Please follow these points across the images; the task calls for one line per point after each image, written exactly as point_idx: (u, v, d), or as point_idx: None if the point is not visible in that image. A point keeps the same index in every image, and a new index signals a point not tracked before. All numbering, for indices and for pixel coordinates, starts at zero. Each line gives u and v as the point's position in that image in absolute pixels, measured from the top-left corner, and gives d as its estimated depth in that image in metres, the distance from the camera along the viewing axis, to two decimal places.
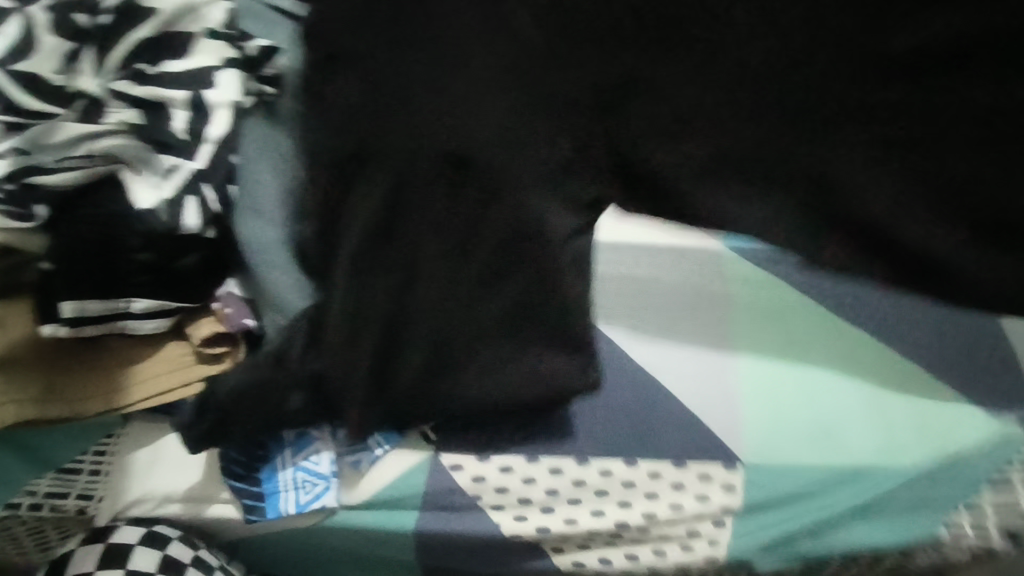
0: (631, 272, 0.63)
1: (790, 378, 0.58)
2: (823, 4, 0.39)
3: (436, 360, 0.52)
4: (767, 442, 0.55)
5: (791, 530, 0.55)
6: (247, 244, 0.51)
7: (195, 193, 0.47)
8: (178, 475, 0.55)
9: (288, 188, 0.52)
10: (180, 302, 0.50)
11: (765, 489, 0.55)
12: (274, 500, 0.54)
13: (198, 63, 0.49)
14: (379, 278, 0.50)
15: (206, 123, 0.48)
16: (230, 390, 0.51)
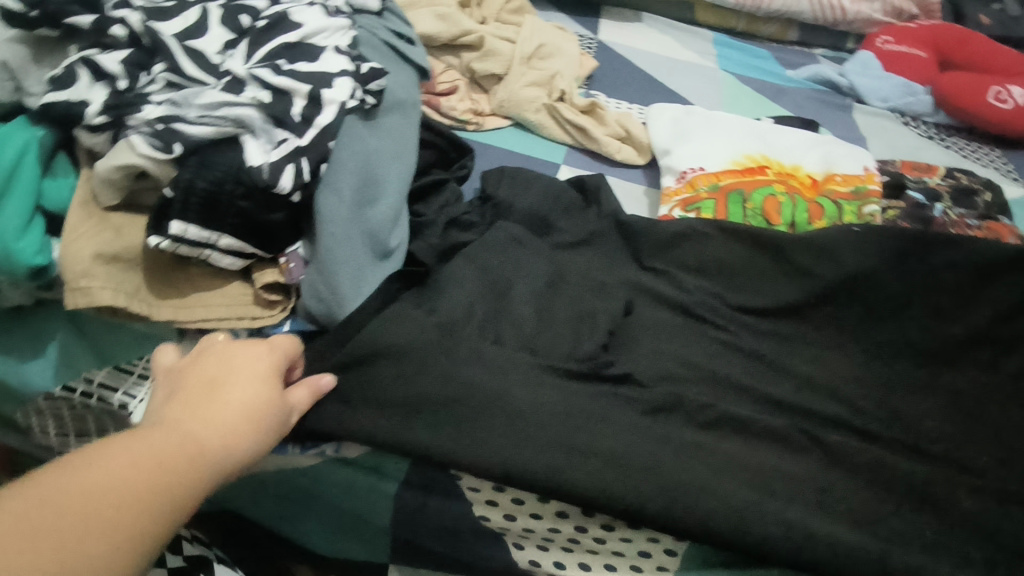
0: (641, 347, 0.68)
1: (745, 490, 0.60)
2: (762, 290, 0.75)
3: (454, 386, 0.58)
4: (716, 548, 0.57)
5: None
6: (324, 212, 0.61)
7: (296, 162, 0.58)
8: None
9: (365, 179, 0.65)
10: (257, 249, 0.61)
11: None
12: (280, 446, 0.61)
13: (320, 68, 0.63)
14: (438, 293, 0.65)
15: (317, 113, 0.61)
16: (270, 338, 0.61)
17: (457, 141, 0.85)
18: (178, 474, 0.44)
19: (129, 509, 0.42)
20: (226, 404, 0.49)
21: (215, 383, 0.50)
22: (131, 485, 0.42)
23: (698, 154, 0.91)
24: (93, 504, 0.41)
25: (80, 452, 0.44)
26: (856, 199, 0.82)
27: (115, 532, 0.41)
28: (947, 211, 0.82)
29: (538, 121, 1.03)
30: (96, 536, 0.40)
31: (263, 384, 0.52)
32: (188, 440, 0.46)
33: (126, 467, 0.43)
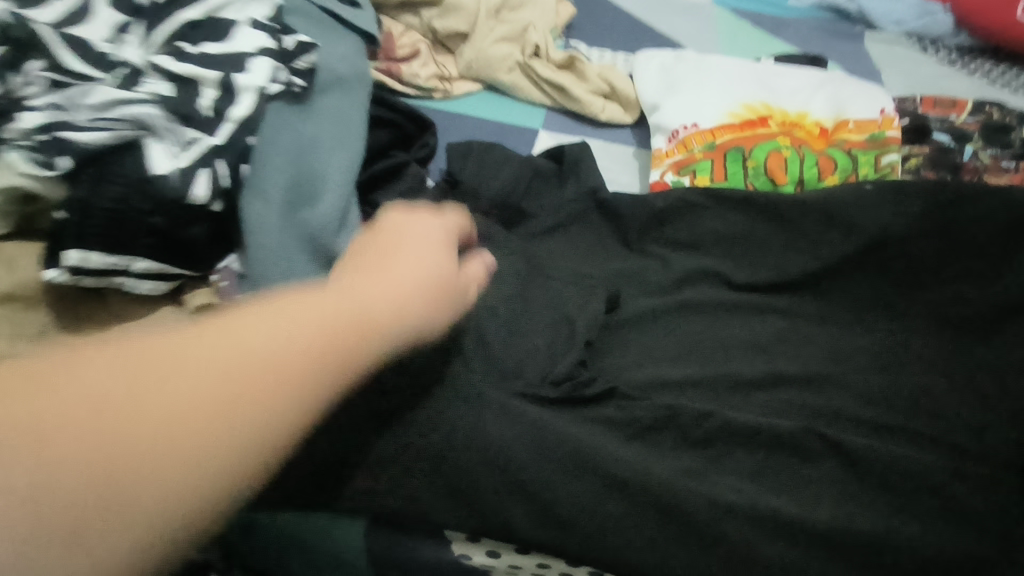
0: (626, 352, 0.63)
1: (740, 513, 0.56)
2: (755, 269, 0.69)
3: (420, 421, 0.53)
4: None
5: None
6: (250, 221, 0.53)
7: (209, 166, 0.50)
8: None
9: (297, 177, 0.56)
10: (182, 270, 0.52)
11: None
12: None
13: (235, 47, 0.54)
14: None
15: (230, 104, 0.51)
16: None
17: (416, 114, 0.75)
18: (272, 420, 0.37)
19: (232, 459, 0.35)
20: (403, 263, 0.45)
21: (387, 300, 0.43)
22: (232, 425, 0.36)
23: (691, 108, 0.81)
24: (198, 432, 0.35)
25: (239, 355, 0.38)
26: (872, 148, 0.72)
27: (174, 468, 0.34)
28: (978, 154, 0.71)
29: (512, 82, 0.92)
30: (192, 474, 0.34)
31: (436, 249, 0.47)
32: (354, 317, 0.41)
33: (245, 402, 0.36)
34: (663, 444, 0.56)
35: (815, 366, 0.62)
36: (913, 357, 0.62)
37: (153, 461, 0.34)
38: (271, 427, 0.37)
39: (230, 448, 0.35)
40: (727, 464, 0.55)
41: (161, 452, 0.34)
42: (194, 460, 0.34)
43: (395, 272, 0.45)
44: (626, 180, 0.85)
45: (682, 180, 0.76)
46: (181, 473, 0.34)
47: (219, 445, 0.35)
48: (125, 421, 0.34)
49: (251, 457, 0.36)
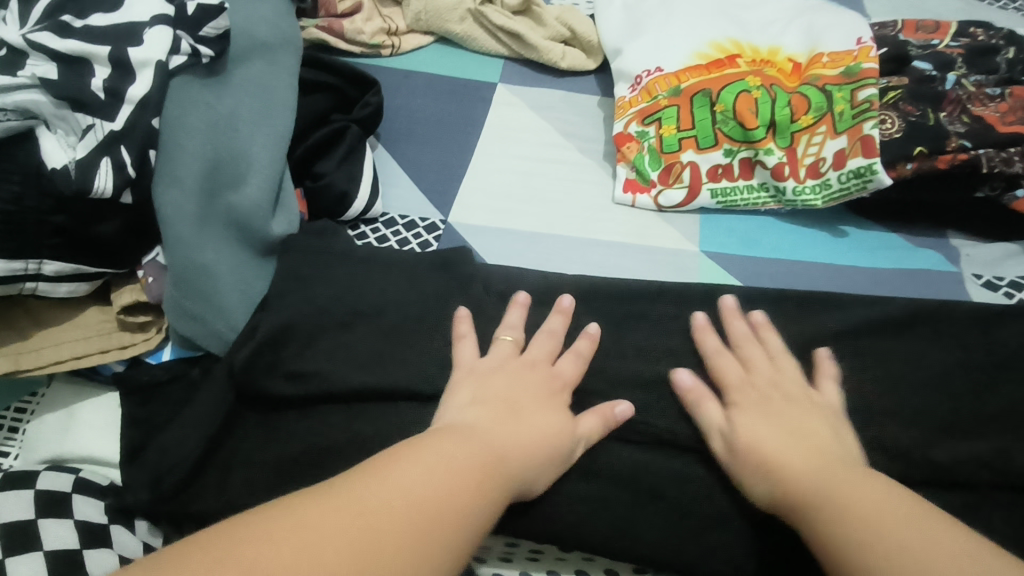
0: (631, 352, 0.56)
1: None
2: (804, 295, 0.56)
3: (366, 416, 0.48)
4: None
5: None
6: (166, 212, 0.50)
7: (113, 155, 0.45)
8: (107, 441, 0.52)
9: (216, 160, 0.51)
10: (102, 268, 0.49)
11: None
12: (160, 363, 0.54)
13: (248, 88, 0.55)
14: (336, 297, 0.52)
15: (127, 83, 0.47)
16: (145, 386, 0.52)
17: (360, 73, 0.68)
18: (468, 460, 0.38)
19: (463, 445, 0.39)
20: (533, 422, 0.44)
21: (518, 404, 0.44)
22: (465, 460, 0.38)
23: (654, 50, 0.75)
24: (430, 488, 0.35)
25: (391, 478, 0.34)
26: (849, 83, 0.66)
27: (382, 536, 0.31)
28: (961, 82, 0.66)
29: (463, 33, 0.86)
30: (457, 517, 0.34)
31: (549, 402, 0.46)
32: (481, 457, 0.38)
33: (480, 437, 0.40)
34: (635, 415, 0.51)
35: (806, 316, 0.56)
36: (913, 303, 0.55)
37: (385, 513, 0.32)
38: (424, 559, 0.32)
39: (434, 461, 0.37)
40: None
41: (355, 522, 0.31)
42: (435, 509, 0.34)
43: (524, 411, 0.44)
44: (591, 129, 0.79)
45: (648, 131, 0.71)
46: (420, 514, 0.33)
47: (458, 457, 0.38)
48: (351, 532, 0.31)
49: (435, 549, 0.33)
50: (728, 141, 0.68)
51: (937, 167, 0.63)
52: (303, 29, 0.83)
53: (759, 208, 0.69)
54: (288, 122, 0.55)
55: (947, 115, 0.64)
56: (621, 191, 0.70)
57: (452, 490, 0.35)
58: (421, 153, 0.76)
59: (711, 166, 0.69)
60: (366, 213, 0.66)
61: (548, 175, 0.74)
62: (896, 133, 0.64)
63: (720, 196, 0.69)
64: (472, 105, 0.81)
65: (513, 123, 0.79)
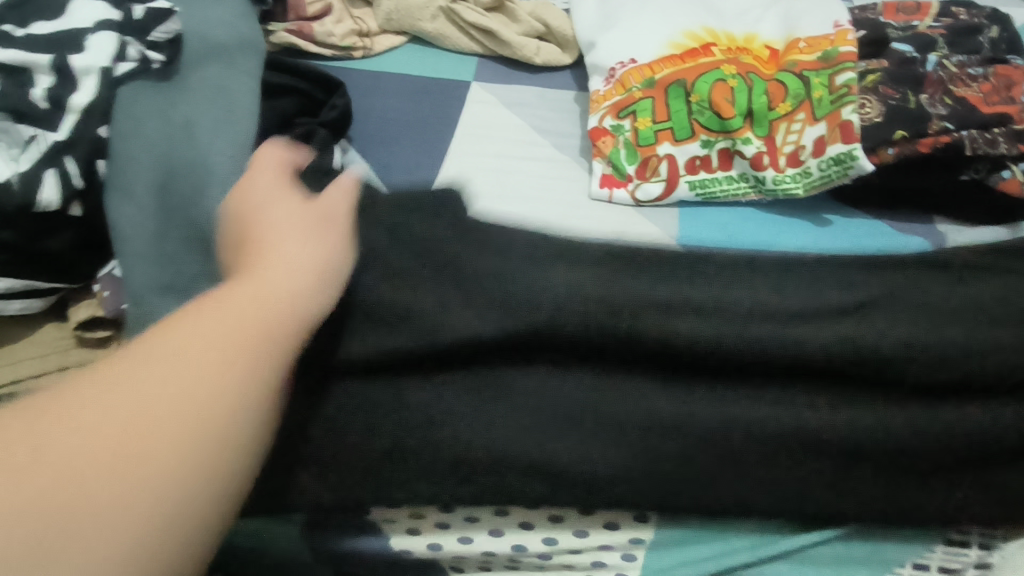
0: None
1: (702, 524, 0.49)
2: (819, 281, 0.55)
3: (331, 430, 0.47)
4: (672, 560, 0.49)
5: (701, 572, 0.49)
6: (120, 226, 0.48)
7: (57, 166, 0.44)
8: None
9: (172, 172, 0.49)
10: (55, 283, 0.48)
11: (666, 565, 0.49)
12: None
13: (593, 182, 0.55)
14: None
15: (71, 91, 0.46)
16: None
17: (327, 77, 0.67)
18: (262, 314, 0.37)
19: (251, 282, 0.39)
20: (285, 243, 0.41)
21: (257, 237, 0.42)
22: (206, 301, 0.38)
23: (628, 42, 0.73)
24: (162, 331, 0.36)
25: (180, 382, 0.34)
26: (826, 67, 0.65)
27: (161, 397, 0.33)
28: (943, 62, 0.65)
29: (437, 32, 0.85)
30: (235, 352, 0.36)
31: (273, 216, 0.43)
32: (276, 317, 0.38)
33: (243, 276, 0.39)
34: None
35: None
36: None
37: (156, 376, 0.34)
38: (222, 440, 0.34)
39: (234, 315, 0.37)
40: None
41: (129, 389, 0.33)
42: (220, 355, 0.35)
43: (271, 244, 0.41)
44: (568, 125, 0.78)
45: (623, 124, 0.69)
46: (199, 383, 0.34)
47: (230, 290, 0.38)
48: (134, 443, 0.32)
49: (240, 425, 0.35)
50: (706, 132, 0.67)
51: (920, 150, 0.61)
52: (272, 32, 0.82)
53: (739, 198, 0.67)
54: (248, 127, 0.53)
55: (928, 97, 0.62)
56: (597, 187, 0.69)
57: (209, 343, 0.35)
58: (393, 155, 0.74)
59: (688, 158, 0.67)
60: None
61: (524, 172, 0.72)
62: (875, 117, 0.62)
63: (698, 188, 0.67)
64: (447, 105, 0.79)
65: (488, 121, 0.77)
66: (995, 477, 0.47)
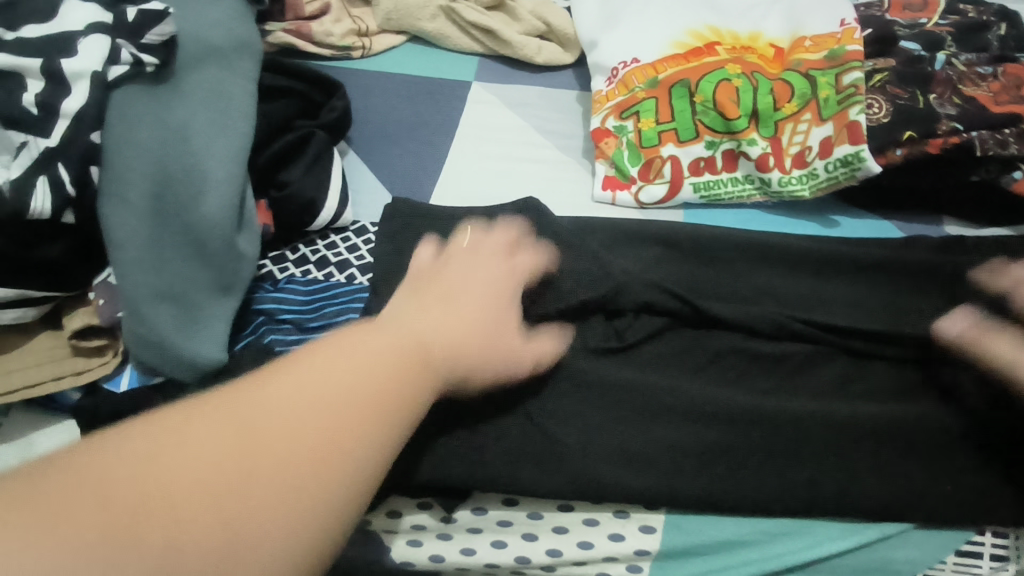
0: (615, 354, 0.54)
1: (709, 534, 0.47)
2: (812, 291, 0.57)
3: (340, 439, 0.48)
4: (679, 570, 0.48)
5: None
6: (113, 233, 0.47)
7: (49, 173, 0.43)
8: None
9: (167, 177, 0.48)
10: (47, 292, 0.46)
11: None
12: (117, 379, 0.50)
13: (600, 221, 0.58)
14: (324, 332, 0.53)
15: (62, 96, 0.45)
16: (102, 416, 0.49)
17: (324, 78, 0.66)
18: (415, 339, 0.38)
19: (380, 370, 0.35)
20: (469, 300, 0.44)
21: (452, 292, 0.44)
22: (337, 389, 0.33)
23: (630, 42, 0.72)
24: (279, 414, 0.31)
25: (337, 388, 0.33)
26: (832, 67, 0.63)
27: (274, 497, 0.29)
28: (951, 61, 0.63)
29: (436, 32, 0.83)
30: (354, 450, 0.32)
31: (474, 275, 0.47)
32: (427, 340, 0.39)
33: (438, 308, 0.42)
34: (616, 424, 0.49)
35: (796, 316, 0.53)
36: None
37: (273, 473, 0.30)
38: (372, 442, 0.33)
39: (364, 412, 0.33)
40: (690, 442, 0.48)
41: (241, 483, 0.29)
42: (337, 456, 0.31)
43: (460, 294, 0.44)
44: (570, 125, 0.77)
45: (626, 125, 0.68)
46: (315, 486, 0.30)
47: (357, 376, 0.34)
48: (301, 444, 0.31)
49: (387, 431, 0.34)
50: (710, 132, 0.66)
51: (928, 151, 0.60)
52: (270, 33, 0.81)
53: (743, 200, 0.66)
54: (245, 130, 0.52)
55: (937, 96, 0.61)
56: (600, 189, 0.68)
57: (329, 439, 0.31)
58: (393, 156, 0.73)
59: (692, 160, 0.66)
60: (335, 221, 0.63)
61: (525, 174, 0.71)
62: (882, 117, 0.61)
63: (703, 189, 0.66)
64: (447, 106, 0.78)
65: (489, 122, 0.76)
66: (1004, 483, 0.46)
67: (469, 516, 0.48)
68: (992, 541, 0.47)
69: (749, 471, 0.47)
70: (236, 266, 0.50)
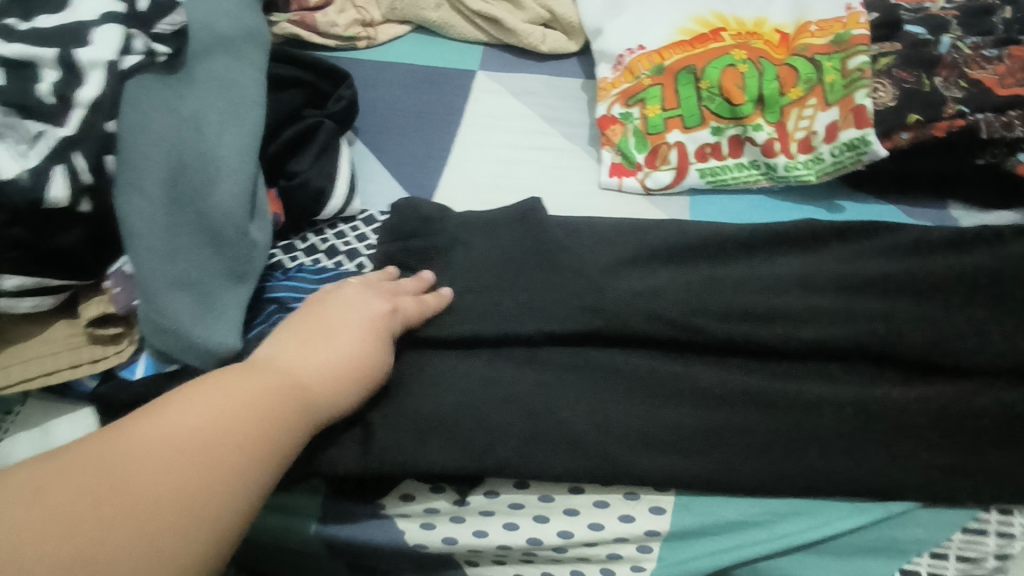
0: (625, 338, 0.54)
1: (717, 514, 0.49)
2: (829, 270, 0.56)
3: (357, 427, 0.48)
4: (688, 551, 0.49)
5: (718, 564, 0.48)
6: (129, 223, 0.47)
7: (67, 163, 0.44)
8: None
9: (181, 166, 0.49)
10: (64, 281, 0.47)
11: (682, 557, 0.49)
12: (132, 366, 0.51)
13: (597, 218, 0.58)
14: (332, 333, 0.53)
15: (77, 86, 0.45)
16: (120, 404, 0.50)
17: (332, 68, 0.67)
18: (294, 384, 0.43)
19: (255, 406, 0.40)
20: (327, 334, 0.46)
21: (326, 327, 0.47)
22: (209, 424, 0.39)
23: (635, 29, 0.72)
24: (156, 449, 0.37)
25: (156, 430, 0.38)
26: (838, 51, 0.63)
27: (158, 517, 0.35)
28: (957, 45, 0.64)
29: (441, 21, 0.84)
30: (222, 483, 0.37)
31: (329, 302, 0.49)
32: (295, 385, 0.43)
33: (306, 344, 0.45)
34: (626, 408, 0.50)
35: (804, 300, 0.53)
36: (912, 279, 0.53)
37: (139, 512, 0.35)
38: (230, 487, 0.37)
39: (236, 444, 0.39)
40: (699, 424, 0.49)
41: (115, 519, 0.34)
42: (208, 483, 0.37)
43: (326, 327, 0.47)
44: (576, 113, 0.77)
45: (632, 112, 0.69)
46: (194, 504, 0.36)
47: (228, 414, 0.40)
48: (137, 482, 0.36)
49: (254, 480, 0.39)
50: (716, 119, 0.66)
51: (934, 135, 0.60)
52: (276, 23, 0.81)
53: (750, 185, 0.66)
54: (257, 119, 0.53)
55: (943, 80, 0.61)
56: (606, 176, 0.68)
57: (191, 469, 0.37)
58: (400, 146, 0.74)
59: (698, 146, 0.66)
60: (344, 210, 0.64)
61: (530, 163, 0.71)
62: (889, 101, 0.61)
63: (709, 175, 0.66)
64: (453, 95, 0.78)
65: (495, 111, 0.77)
66: (1009, 462, 0.47)
67: (480, 500, 0.50)
68: (998, 519, 0.48)
69: (757, 453, 0.48)
70: (250, 253, 0.51)
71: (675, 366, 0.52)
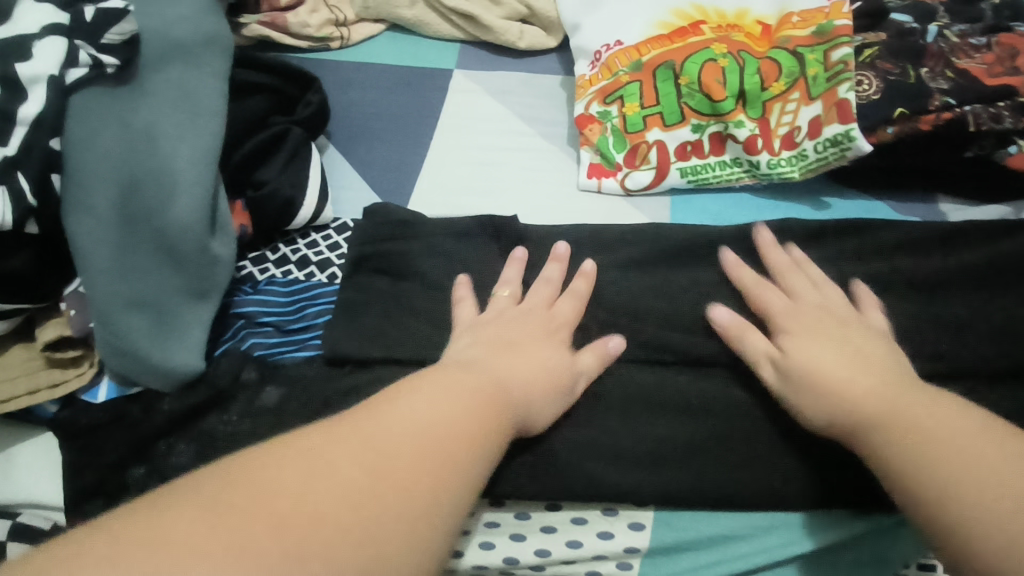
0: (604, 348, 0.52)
1: (699, 529, 0.47)
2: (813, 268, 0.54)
3: None
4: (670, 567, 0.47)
5: None
6: (80, 242, 0.46)
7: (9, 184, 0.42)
8: (49, 486, 0.49)
9: (134, 182, 0.47)
10: (12, 305, 0.45)
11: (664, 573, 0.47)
12: (91, 390, 0.50)
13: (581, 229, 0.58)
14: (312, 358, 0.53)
15: (17, 101, 0.43)
16: (83, 429, 0.49)
17: (298, 71, 0.65)
18: (487, 387, 0.41)
19: (465, 415, 0.39)
20: (515, 352, 0.46)
21: (513, 341, 0.47)
22: (431, 425, 0.37)
23: (612, 24, 0.70)
24: (382, 443, 0.35)
25: (366, 426, 0.36)
26: (821, 43, 0.61)
27: (394, 516, 0.32)
28: (944, 33, 0.61)
29: (416, 18, 0.81)
30: (447, 478, 0.35)
31: (507, 318, 0.50)
32: (496, 391, 0.42)
33: (497, 354, 0.45)
34: (604, 420, 0.48)
35: (785, 305, 0.52)
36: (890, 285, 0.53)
37: (366, 501, 0.32)
38: (443, 484, 0.35)
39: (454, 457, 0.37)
40: (678, 436, 0.48)
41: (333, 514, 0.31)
42: (413, 474, 0.34)
43: (516, 343, 0.47)
44: (555, 112, 0.75)
45: (610, 110, 0.67)
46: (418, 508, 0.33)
47: (449, 421, 0.38)
48: (362, 476, 0.33)
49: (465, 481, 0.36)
50: (696, 115, 0.64)
51: (921, 129, 0.58)
52: (245, 25, 0.79)
53: (732, 183, 0.64)
54: (215, 129, 0.51)
55: (929, 70, 0.59)
56: (585, 177, 0.66)
57: (430, 471, 0.35)
58: (374, 150, 0.72)
59: (679, 144, 0.64)
60: (315, 219, 0.61)
61: (509, 164, 0.69)
62: (873, 94, 0.59)
63: (690, 175, 0.64)
64: (429, 95, 0.76)
65: (471, 112, 0.75)
66: None
67: (454, 518, 0.47)
68: None
69: (735, 464, 0.47)
70: (214, 271, 0.50)
71: (652, 377, 0.50)
